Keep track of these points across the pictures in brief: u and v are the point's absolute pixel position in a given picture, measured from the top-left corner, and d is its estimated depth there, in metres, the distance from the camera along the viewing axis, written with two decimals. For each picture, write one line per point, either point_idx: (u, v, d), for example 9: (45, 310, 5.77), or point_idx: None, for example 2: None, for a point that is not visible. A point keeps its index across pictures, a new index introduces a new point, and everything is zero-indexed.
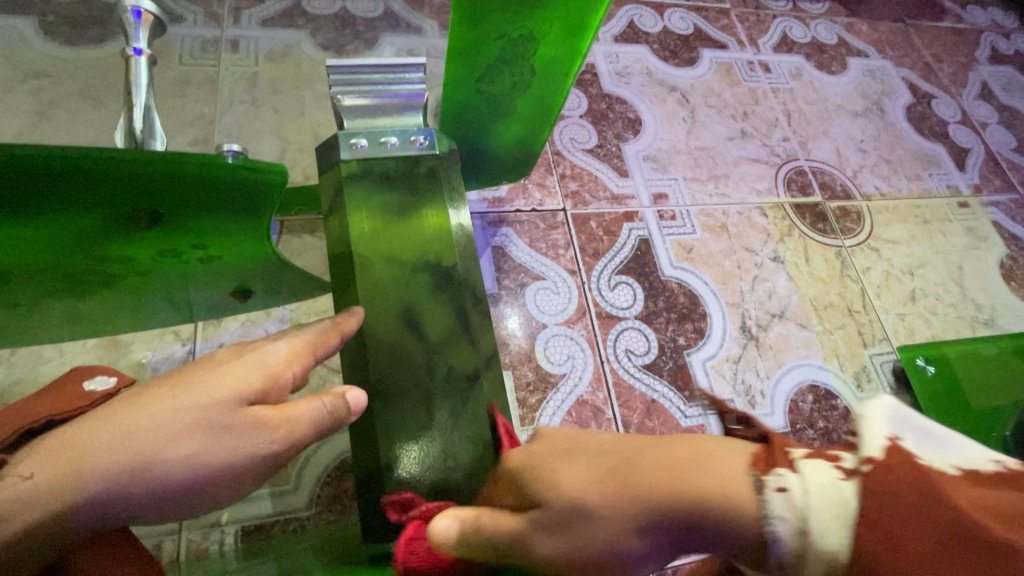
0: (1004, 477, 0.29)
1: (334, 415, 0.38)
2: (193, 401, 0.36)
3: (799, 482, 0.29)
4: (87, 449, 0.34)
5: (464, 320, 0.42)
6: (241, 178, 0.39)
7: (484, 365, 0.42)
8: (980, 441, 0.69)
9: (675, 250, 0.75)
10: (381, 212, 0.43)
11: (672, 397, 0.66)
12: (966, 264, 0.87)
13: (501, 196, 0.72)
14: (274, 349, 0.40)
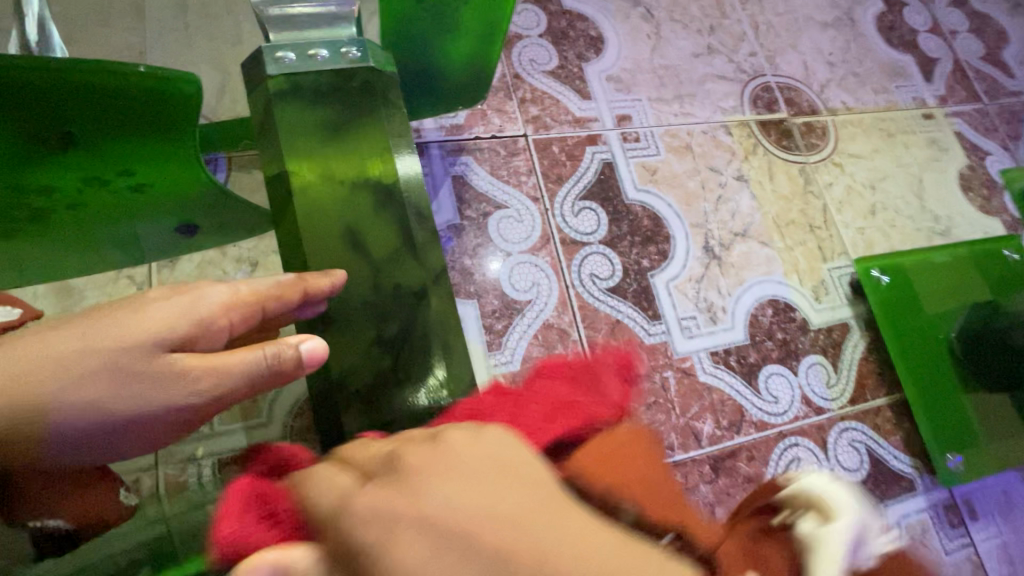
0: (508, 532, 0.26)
1: (277, 364, 0.36)
2: (111, 339, 0.34)
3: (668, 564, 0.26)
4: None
5: (408, 236, 0.42)
6: (148, 88, 0.37)
7: (431, 281, 0.42)
8: (926, 348, 0.74)
9: (639, 173, 0.74)
10: (315, 129, 0.42)
11: (636, 317, 0.67)
12: (927, 176, 0.88)
13: (459, 124, 0.70)
14: (209, 292, 0.37)
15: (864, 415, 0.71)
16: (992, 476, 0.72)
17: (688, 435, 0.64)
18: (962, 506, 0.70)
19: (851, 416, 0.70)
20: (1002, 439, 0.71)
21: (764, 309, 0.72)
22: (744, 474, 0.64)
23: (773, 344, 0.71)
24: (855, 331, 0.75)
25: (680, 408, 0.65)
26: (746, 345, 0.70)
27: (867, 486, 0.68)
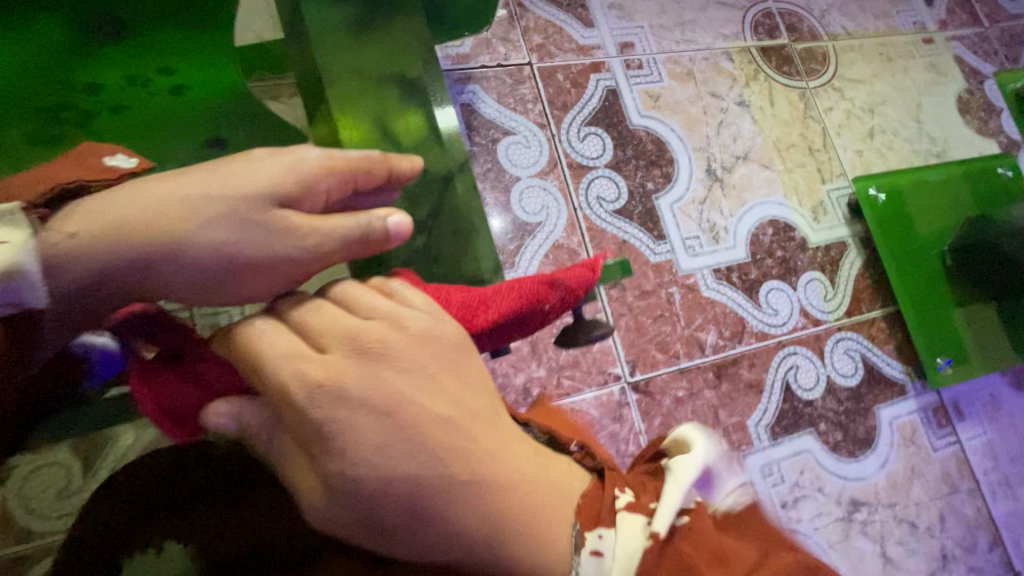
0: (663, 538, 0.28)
1: (369, 235, 0.33)
2: (225, 185, 0.32)
3: (612, 545, 0.27)
4: (111, 219, 0.31)
5: (434, 127, 0.44)
6: None
7: (457, 169, 0.44)
8: (919, 264, 0.77)
9: (642, 99, 0.76)
10: (336, 33, 0.44)
11: (642, 236, 0.70)
12: (926, 100, 0.89)
13: (465, 53, 0.71)
14: (307, 154, 0.33)
15: (859, 326, 0.74)
16: (977, 380, 0.76)
17: (693, 345, 0.68)
18: (950, 408, 0.74)
19: (846, 327, 0.74)
20: (986, 346, 0.76)
21: (765, 229, 0.75)
22: (746, 380, 0.68)
23: (773, 261, 0.74)
24: (851, 250, 0.78)
25: (685, 321, 0.68)
26: (748, 262, 0.73)
27: (861, 390, 0.72)
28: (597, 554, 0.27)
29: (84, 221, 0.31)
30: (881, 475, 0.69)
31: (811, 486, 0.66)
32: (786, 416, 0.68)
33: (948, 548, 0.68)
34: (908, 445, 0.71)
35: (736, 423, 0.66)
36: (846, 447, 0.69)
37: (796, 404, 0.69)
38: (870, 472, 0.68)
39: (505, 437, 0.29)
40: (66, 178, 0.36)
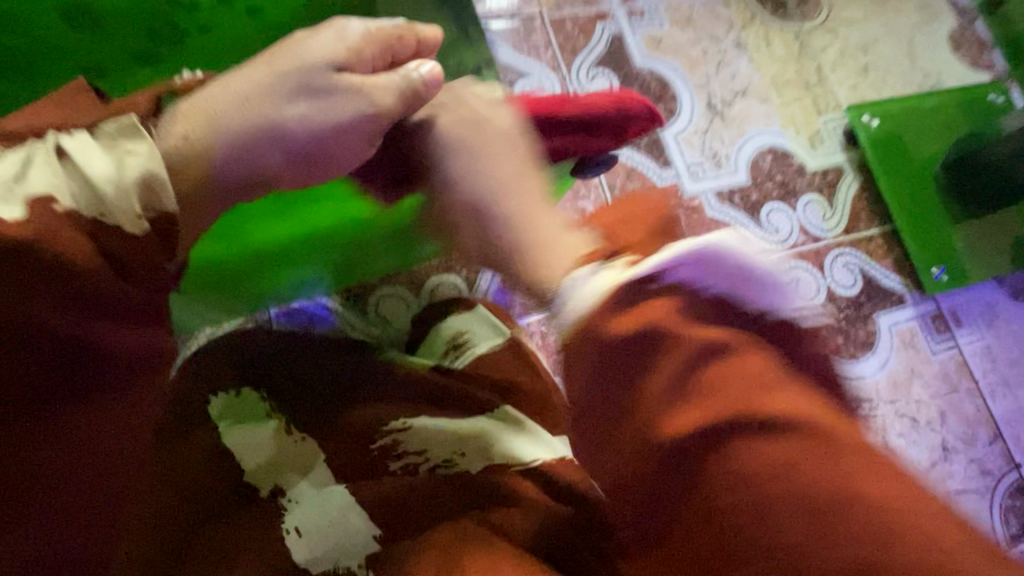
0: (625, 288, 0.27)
1: (412, 85, 0.42)
2: (292, 61, 0.39)
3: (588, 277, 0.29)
4: (208, 104, 0.36)
5: (463, 31, 0.51)
6: None
7: (485, 64, 0.51)
8: (914, 184, 0.82)
9: (645, 43, 0.82)
10: None
11: (649, 164, 0.76)
12: (918, 38, 0.94)
13: (482, 6, 0.78)
14: (349, 27, 0.41)
15: (856, 243, 0.80)
16: (972, 289, 0.81)
17: None
18: (948, 316, 0.79)
19: (845, 244, 0.79)
20: (979, 259, 0.81)
21: (764, 156, 0.81)
22: None
23: (773, 185, 0.80)
24: (848, 174, 0.83)
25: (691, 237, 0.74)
26: (749, 185, 0.79)
27: (860, 299, 0.77)
28: (591, 272, 0.29)
29: (203, 116, 0.35)
30: (881, 375, 0.74)
31: None
32: None
33: (949, 441, 0.73)
34: (907, 349, 0.76)
35: None
36: (846, 349, 0.74)
37: None
38: (870, 372, 0.74)
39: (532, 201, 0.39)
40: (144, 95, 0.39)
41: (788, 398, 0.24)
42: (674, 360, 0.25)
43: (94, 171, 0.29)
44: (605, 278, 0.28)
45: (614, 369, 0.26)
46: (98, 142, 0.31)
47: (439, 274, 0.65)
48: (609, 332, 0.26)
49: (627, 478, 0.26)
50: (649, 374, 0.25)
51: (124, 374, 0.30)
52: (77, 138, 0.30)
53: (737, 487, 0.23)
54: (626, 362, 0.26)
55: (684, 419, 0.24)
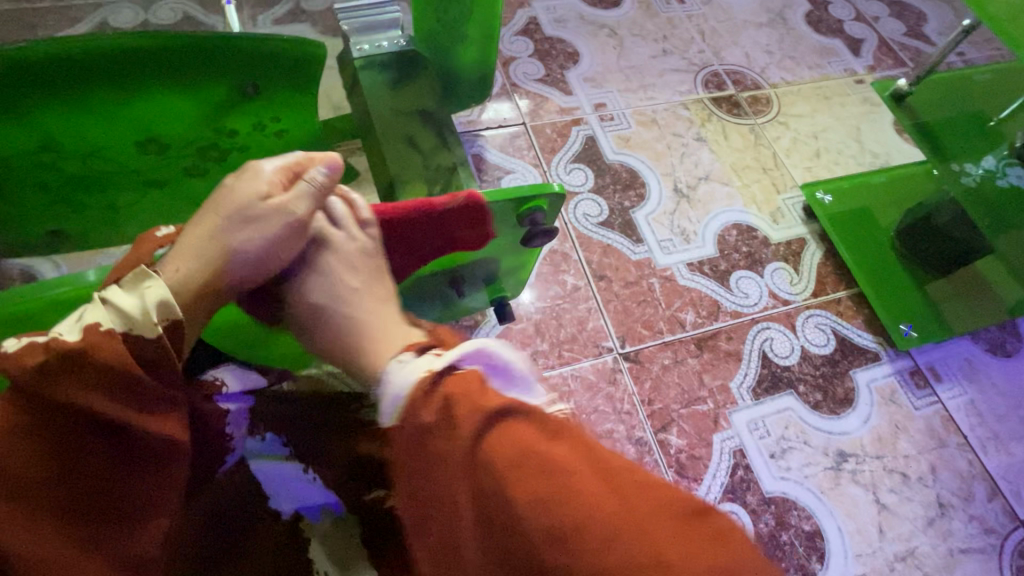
0: (419, 383, 0.35)
1: (320, 190, 0.46)
2: (229, 203, 0.43)
3: (405, 371, 0.36)
4: (190, 245, 0.40)
5: (443, 138, 0.64)
6: (297, 50, 0.54)
7: (459, 164, 0.62)
8: (873, 250, 0.89)
9: (616, 141, 0.96)
10: (376, 91, 0.63)
11: (623, 241, 0.86)
12: (864, 125, 1.06)
13: (474, 119, 0.93)
14: (262, 168, 0.45)
15: (826, 304, 0.85)
16: (946, 345, 0.84)
17: (674, 323, 0.80)
18: (926, 371, 0.82)
19: (815, 306, 0.85)
20: (949, 316, 0.85)
21: (729, 231, 0.89)
22: (724, 350, 0.79)
23: (740, 256, 0.87)
24: (811, 244, 0.90)
25: (666, 303, 0.82)
26: (716, 257, 0.87)
27: (835, 356, 0.81)
28: (403, 360, 0.37)
29: (192, 253, 0.40)
30: (865, 430, 0.77)
31: (797, 439, 0.75)
32: (766, 379, 0.78)
33: (943, 497, 0.74)
34: (889, 404, 0.79)
35: (719, 385, 0.77)
36: (826, 405, 0.78)
37: (774, 370, 0.79)
38: (853, 428, 0.76)
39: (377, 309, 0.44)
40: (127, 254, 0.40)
41: (529, 431, 0.31)
42: (451, 440, 0.32)
43: (128, 306, 0.35)
44: (416, 373, 0.35)
45: (432, 440, 0.33)
46: (129, 285, 0.36)
47: None
48: (430, 417, 0.33)
49: (438, 534, 0.33)
50: (452, 442, 0.32)
51: (153, 444, 0.35)
52: (115, 286, 0.36)
53: (496, 505, 0.29)
54: (437, 435, 0.32)
55: (455, 474, 0.32)
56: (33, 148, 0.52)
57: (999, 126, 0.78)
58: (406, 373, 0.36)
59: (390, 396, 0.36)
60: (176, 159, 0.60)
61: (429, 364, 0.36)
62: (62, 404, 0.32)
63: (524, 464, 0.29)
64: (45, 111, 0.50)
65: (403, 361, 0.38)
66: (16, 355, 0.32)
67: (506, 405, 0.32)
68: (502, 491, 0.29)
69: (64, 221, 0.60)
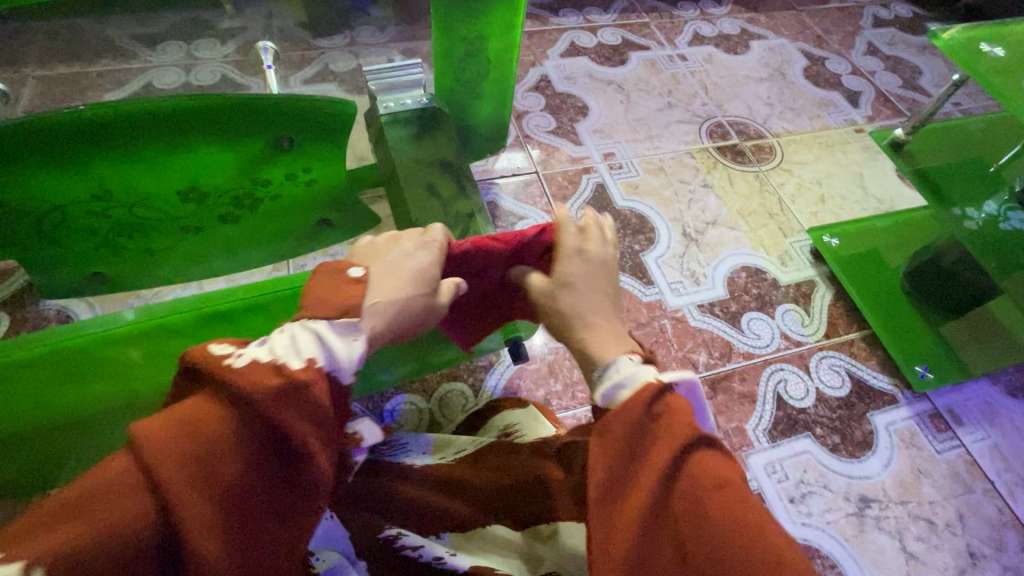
0: (652, 385, 0.35)
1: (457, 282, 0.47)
2: (410, 274, 0.43)
3: (626, 367, 0.37)
4: (384, 306, 0.40)
5: (462, 186, 0.68)
6: (330, 108, 0.58)
7: (476, 211, 0.66)
8: (883, 292, 0.90)
9: (625, 189, 1.00)
10: (400, 142, 0.68)
11: (635, 284, 0.88)
12: (867, 171, 1.09)
13: (489, 168, 0.98)
14: (438, 241, 0.47)
15: (839, 346, 0.85)
16: (963, 386, 0.83)
17: (687, 364, 0.81)
18: (946, 414, 0.81)
19: (827, 347, 0.85)
20: (965, 358, 0.84)
21: (739, 273, 0.91)
22: (738, 391, 0.79)
23: (750, 297, 0.89)
24: (820, 285, 0.91)
25: (678, 344, 0.82)
26: (726, 298, 0.88)
27: (851, 399, 0.81)
28: (632, 358, 0.38)
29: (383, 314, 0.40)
30: (886, 475, 0.75)
31: (816, 483, 0.74)
32: (782, 422, 0.77)
33: (973, 546, 0.71)
34: (909, 448, 0.77)
35: (734, 428, 0.76)
36: (845, 448, 0.77)
37: (789, 412, 0.78)
38: (873, 472, 0.75)
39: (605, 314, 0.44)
40: (324, 300, 0.36)
41: (732, 467, 0.31)
42: (667, 443, 0.32)
43: (341, 352, 0.34)
44: (647, 376, 0.36)
45: (643, 434, 0.33)
46: (340, 326, 0.35)
47: (449, 380, 0.75)
48: (649, 417, 0.33)
49: (606, 522, 0.32)
50: (658, 446, 0.32)
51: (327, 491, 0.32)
52: (325, 320, 0.35)
53: (699, 525, 0.29)
54: (649, 431, 0.33)
55: (646, 477, 0.31)
56: (84, 198, 0.56)
57: (998, 172, 0.81)
58: (631, 372, 0.37)
59: (613, 382, 0.37)
60: (212, 208, 0.64)
61: (660, 374, 0.36)
62: (271, 421, 0.28)
63: (724, 488, 0.29)
64: (99, 168, 0.54)
65: (630, 358, 0.39)
66: (251, 369, 0.29)
67: (713, 436, 0.32)
68: (696, 505, 0.29)
69: (104, 260, 0.65)
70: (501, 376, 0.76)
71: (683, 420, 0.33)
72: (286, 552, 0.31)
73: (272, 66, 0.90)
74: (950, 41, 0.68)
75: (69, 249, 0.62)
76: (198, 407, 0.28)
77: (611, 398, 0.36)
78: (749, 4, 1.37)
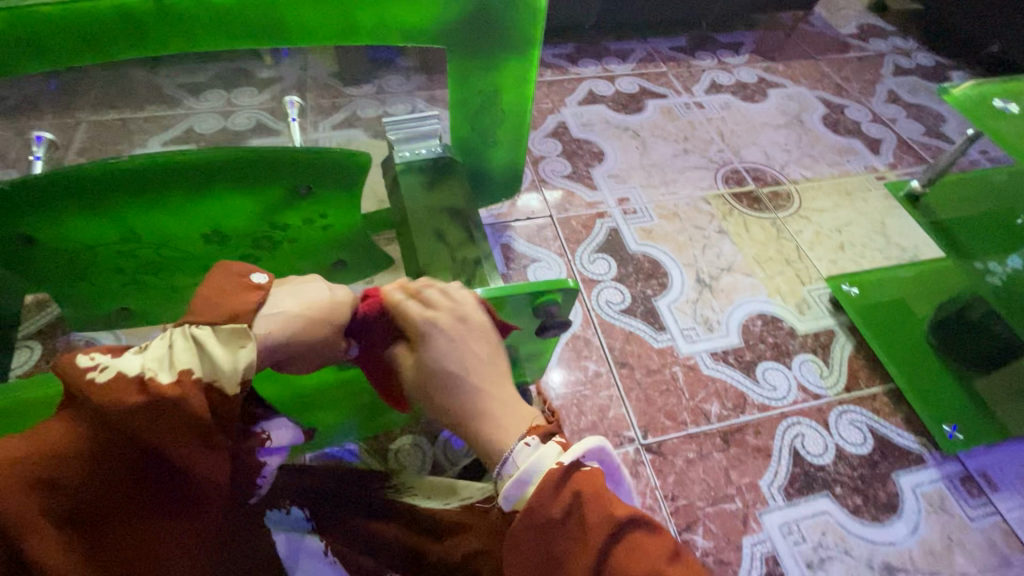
0: (556, 479, 0.37)
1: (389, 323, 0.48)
2: (311, 303, 0.44)
3: (529, 459, 0.39)
4: (280, 325, 0.42)
5: (470, 232, 0.69)
6: (344, 157, 0.61)
7: (482, 257, 0.67)
8: (907, 346, 0.87)
9: (638, 233, 1.00)
10: (412, 191, 0.70)
11: (646, 329, 0.87)
12: (889, 219, 1.07)
13: (504, 212, 1.00)
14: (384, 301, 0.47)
15: (861, 400, 0.82)
16: (997, 448, 0.79)
17: (699, 415, 0.79)
18: (979, 478, 0.76)
19: (848, 401, 0.82)
20: (998, 420, 0.80)
21: (754, 321, 0.90)
22: (753, 445, 0.77)
23: (766, 346, 0.87)
24: (840, 336, 0.89)
25: (689, 394, 0.81)
26: (741, 347, 0.86)
27: (874, 457, 0.77)
28: (528, 444, 0.40)
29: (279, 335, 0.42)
30: (914, 542, 0.71)
31: (836, 547, 0.70)
32: (799, 479, 0.74)
33: None
34: (938, 513, 0.73)
35: (748, 483, 0.73)
36: (868, 511, 0.73)
37: (806, 468, 0.75)
38: (900, 538, 0.71)
39: (493, 381, 0.45)
40: (211, 310, 0.40)
41: (655, 543, 0.34)
42: (587, 541, 0.35)
43: (221, 362, 0.37)
44: (546, 464, 0.38)
45: (559, 537, 0.36)
46: (225, 334, 0.39)
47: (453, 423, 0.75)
48: (561, 515, 0.36)
49: None
50: (581, 545, 0.35)
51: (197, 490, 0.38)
52: (212, 330, 0.39)
53: None
54: (565, 534, 0.36)
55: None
56: (116, 240, 0.60)
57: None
58: (533, 466, 0.39)
59: (515, 481, 0.38)
60: (233, 248, 0.67)
61: (557, 462, 0.38)
62: (127, 440, 0.34)
63: None
64: (130, 212, 0.58)
65: (524, 444, 0.40)
66: (115, 389, 0.34)
67: (631, 515, 0.36)
68: None
69: (132, 297, 0.69)
70: None
71: (596, 517, 0.35)
72: (164, 536, 0.38)
73: (299, 119, 0.95)
74: (962, 97, 0.68)
75: (97, 286, 0.66)
76: (57, 425, 0.34)
77: (518, 499, 0.38)
78: (767, 54, 1.39)
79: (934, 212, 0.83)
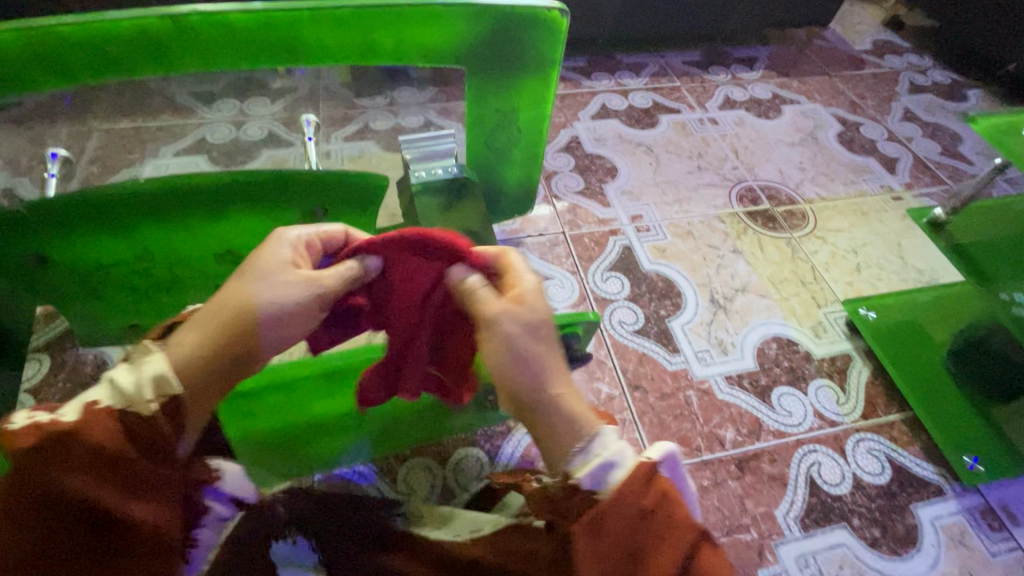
0: (649, 473, 0.39)
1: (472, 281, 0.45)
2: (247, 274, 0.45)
3: (616, 445, 0.40)
4: (211, 310, 0.43)
5: None
6: (360, 179, 0.60)
7: None
8: (926, 372, 0.85)
9: (651, 252, 0.99)
10: (428, 212, 0.70)
11: (659, 350, 0.86)
12: (906, 240, 1.06)
13: (517, 228, 0.99)
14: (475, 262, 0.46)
15: (878, 428, 0.81)
16: (1019, 479, 0.77)
17: (713, 440, 0.78)
18: (1000, 511, 0.75)
19: (865, 429, 0.80)
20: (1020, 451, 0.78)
21: (769, 344, 0.88)
22: (768, 473, 0.75)
23: (781, 370, 0.86)
24: (857, 361, 0.88)
25: (704, 419, 0.79)
26: (756, 370, 0.85)
27: (892, 488, 0.75)
28: (611, 431, 0.42)
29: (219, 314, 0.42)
30: None
31: None
32: (815, 509, 0.73)
33: None
34: (958, 547, 0.71)
35: (763, 513, 0.72)
36: (886, 543, 0.71)
37: (822, 498, 0.74)
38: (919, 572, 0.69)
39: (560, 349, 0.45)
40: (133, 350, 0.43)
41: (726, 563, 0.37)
42: (673, 543, 0.36)
43: (126, 388, 0.38)
44: (633, 455, 0.40)
45: (644, 528, 0.37)
46: (124, 367, 0.39)
47: (463, 446, 0.74)
48: (648, 509, 0.37)
49: None
50: (664, 543, 0.36)
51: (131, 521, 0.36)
52: (123, 364, 0.40)
53: None
54: (652, 529, 0.37)
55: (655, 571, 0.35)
56: (127, 258, 0.60)
57: None
58: (622, 454, 0.40)
59: (608, 460, 0.39)
60: None
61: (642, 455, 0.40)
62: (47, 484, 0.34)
63: None
64: (143, 232, 0.57)
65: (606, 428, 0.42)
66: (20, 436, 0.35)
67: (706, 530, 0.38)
68: None
69: (141, 313, 0.68)
70: (518, 443, 0.75)
71: (681, 521, 0.37)
72: None
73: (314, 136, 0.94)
74: (988, 126, 0.67)
75: (109, 302, 0.65)
76: None
77: (605, 480, 0.39)
78: (781, 70, 1.38)
79: (955, 238, 0.81)
